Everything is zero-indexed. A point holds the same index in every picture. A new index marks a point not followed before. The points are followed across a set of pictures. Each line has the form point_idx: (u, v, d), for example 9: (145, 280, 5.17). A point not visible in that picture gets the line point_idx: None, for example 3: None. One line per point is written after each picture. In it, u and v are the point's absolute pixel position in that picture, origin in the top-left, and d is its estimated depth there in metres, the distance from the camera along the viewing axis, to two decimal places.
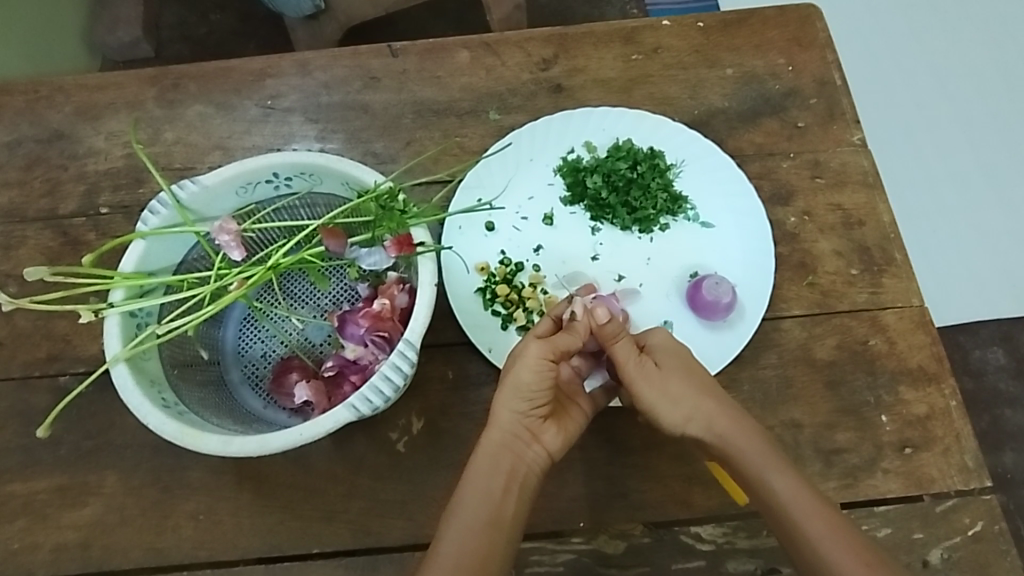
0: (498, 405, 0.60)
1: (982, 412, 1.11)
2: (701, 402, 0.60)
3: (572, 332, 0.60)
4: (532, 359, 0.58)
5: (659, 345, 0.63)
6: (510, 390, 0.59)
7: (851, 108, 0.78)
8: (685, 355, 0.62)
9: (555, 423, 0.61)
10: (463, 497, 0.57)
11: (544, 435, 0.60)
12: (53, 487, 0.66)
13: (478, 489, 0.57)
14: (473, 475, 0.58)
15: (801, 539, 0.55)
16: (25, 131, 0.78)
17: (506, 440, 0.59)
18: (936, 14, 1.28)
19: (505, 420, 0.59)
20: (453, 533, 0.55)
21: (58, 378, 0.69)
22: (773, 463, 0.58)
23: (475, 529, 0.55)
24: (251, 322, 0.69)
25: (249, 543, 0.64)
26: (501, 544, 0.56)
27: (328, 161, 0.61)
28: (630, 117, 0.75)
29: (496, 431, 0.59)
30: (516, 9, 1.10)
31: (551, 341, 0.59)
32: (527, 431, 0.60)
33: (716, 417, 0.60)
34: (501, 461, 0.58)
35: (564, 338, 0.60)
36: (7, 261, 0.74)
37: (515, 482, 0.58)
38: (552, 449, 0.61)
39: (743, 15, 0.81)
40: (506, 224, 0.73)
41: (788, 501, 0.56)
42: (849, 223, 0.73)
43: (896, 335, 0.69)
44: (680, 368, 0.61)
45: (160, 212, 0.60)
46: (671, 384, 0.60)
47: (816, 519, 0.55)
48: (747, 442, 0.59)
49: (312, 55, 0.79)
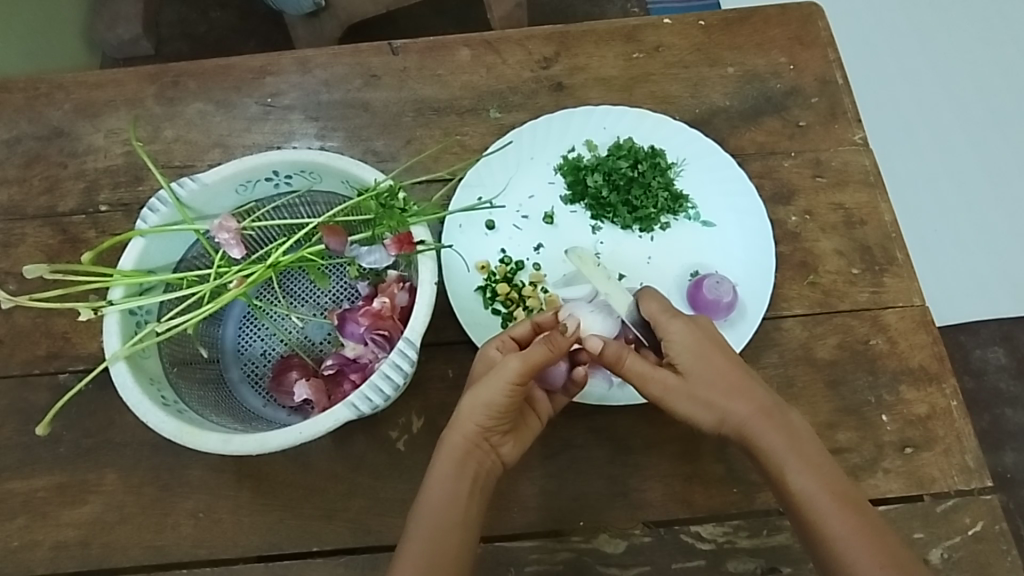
0: (462, 414, 0.57)
1: (982, 411, 1.11)
2: (730, 404, 0.59)
3: (551, 347, 0.56)
4: (503, 380, 0.56)
5: (678, 341, 0.60)
6: (478, 406, 0.57)
7: (853, 106, 0.77)
8: (711, 355, 0.59)
9: (514, 434, 0.61)
10: (430, 497, 0.56)
11: (502, 448, 0.60)
12: (51, 485, 0.66)
13: (444, 491, 0.56)
14: (439, 477, 0.57)
15: (817, 534, 0.54)
16: (25, 128, 0.78)
17: (467, 452, 0.58)
18: (937, 14, 1.28)
19: (467, 429, 0.57)
20: (423, 534, 0.55)
21: (57, 377, 0.69)
22: (795, 459, 0.56)
23: (443, 530, 0.55)
24: (251, 320, 0.69)
25: (249, 542, 0.63)
26: (468, 544, 0.56)
27: (327, 159, 0.60)
28: (631, 115, 0.74)
29: (459, 437, 0.57)
30: (517, 7, 1.09)
31: (526, 360, 0.55)
32: (487, 441, 0.59)
33: (745, 416, 0.58)
34: (466, 468, 0.57)
35: (540, 352, 0.56)
36: (6, 259, 0.74)
37: (478, 487, 0.58)
38: (507, 460, 0.61)
39: (745, 13, 0.80)
40: (506, 224, 0.73)
41: (809, 496, 0.55)
42: (851, 222, 0.73)
43: (898, 335, 0.69)
44: (707, 369, 0.59)
45: (160, 209, 0.60)
46: (699, 392, 0.59)
47: (835, 519, 0.54)
48: (771, 438, 0.57)
49: (312, 52, 0.79)
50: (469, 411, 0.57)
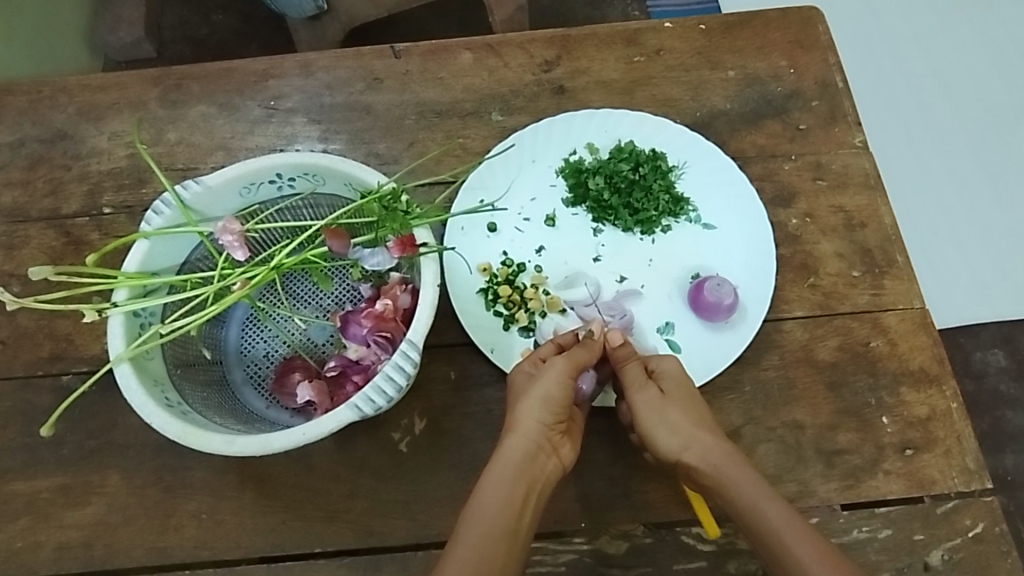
0: (522, 416, 0.60)
1: (982, 413, 1.12)
2: (699, 435, 0.61)
3: (589, 347, 0.63)
4: (555, 371, 0.61)
5: (667, 371, 0.64)
6: (537, 401, 0.60)
7: (853, 110, 0.78)
8: (691, 388, 0.63)
9: (570, 437, 0.63)
10: (483, 503, 0.57)
11: (562, 448, 0.61)
12: (55, 486, 0.66)
13: (499, 495, 0.57)
14: (495, 482, 0.58)
15: (788, 562, 0.55)
16: (28, 131, 0.79)
17: (531, 452, 0.59)
18: (937, 16, 1.29)
19: (529, 429, 0.60)
20: (472, 538, 0.55)
21: (60, 378, 0.69)
22: (765, 491, 0.58)
23: (493, 535, 0.55)
24: (253, 322, 0.69)
25: (251, 543, 0.64)
26: (517, 554, 0.56)
27: (331, 162, 0.61)
28: (632, 118, 0.75)
29: (521, 440, 0.59)
30: (517, 11, 1.09)
31: (571, 357, 0.62)
32: (548, 442, 0.60)
33: (710, 447, 0.60)
34: (524, 475, 0.58)
35: (582, 353, 0.63)
36: (9, 261, 0.74)
37: (535, 493, 0.59)
38: (568, 463, 0.61)
39: (746, 17, 0.81)
40: (508, 225, 0.73)
41: (778, 527, 0.56)
42: (851, 224, 0.73)
43: (898, 337, 0.69)
44: (685, 399, 0.62)
45: (164, 212, 0.60)
46: (670, 413, 0.61)
47: (806, 544, 0.55)
48: (735, 475, 0.59)
49: (315, 56, 0.79)
50: (527, 410, 0.60)
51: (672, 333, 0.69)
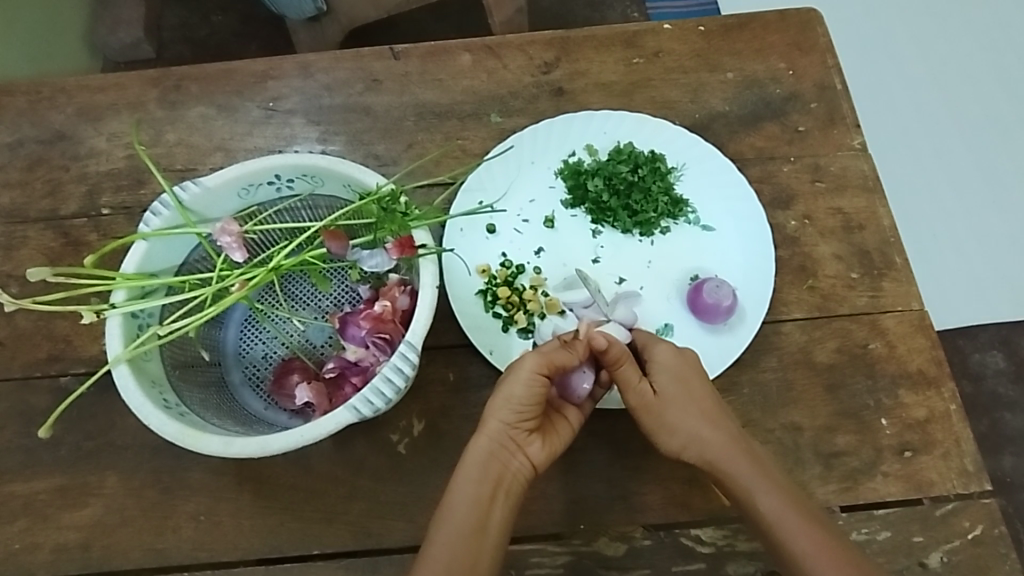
0: (488, 414, 0.59)
1: (981, 415, 1.12)
2: (699, 431, 0.60)
3: (569, 349, 0.60)
4: (524, 371, 0.58)
5: (663, 362, 0.62)
6: (502, 402, 0.59)
7: (852, 112, 0.78)
8: (689, 379, 0.61)
9: (542, 434, 0.61)
10: (452, 503, 0.57)
11: (529, 446, 0.60)
12: (53, 487, 0.66)
13: (466, 495, 0.57)
14: (462, 480, 0.58)
15: (789, 554, 0.56)
16: (27, 131, 0.79)
17: (493, 451, 0.59)
18: (936, 19, 1.29)
19: (492, 429, 0.59)
20: (443, 538, 0.56)
21: (58, 379, 0.69)
22: (762, 481, 0.58)
23: (461, 535, 0.56)
24: (252, 323, 0.69)
25: (249, 545, 0.64)
26: (488, 551, 0.56)
27: (330, 164, 0.61)
28: (631, 120, 0.75)
29: (484, 439, 0.59)
30: (517, 12, 1.10)
31: (545, 355, 0.58)
32: (512, 440, 0.59)
33: (711, 442, 0.60)
34: (489, 473, 0.58)
35: (559, 353, 0.59)
36: (7, 261, 0.74)
37: (502, 491, 0.58)
38: (536, 460, 0.60)
39: (744, 20, 0.81)
40: (506, 227, 0.73)
41: (776, 520, 0.57)
42: (849, 227, 0.73)
43: (897, 339, 0.70)
44: (684, 393, 0.61)
45: (162, 213, 0.60)
46: (670, 412, 0.61)
47: (804, 537, 0.56)
48: (736, 464, 0.59)
49: (314, 57, 0.79)
50: (493, 409, 0.59)
51: (671, 335, 0.69)
